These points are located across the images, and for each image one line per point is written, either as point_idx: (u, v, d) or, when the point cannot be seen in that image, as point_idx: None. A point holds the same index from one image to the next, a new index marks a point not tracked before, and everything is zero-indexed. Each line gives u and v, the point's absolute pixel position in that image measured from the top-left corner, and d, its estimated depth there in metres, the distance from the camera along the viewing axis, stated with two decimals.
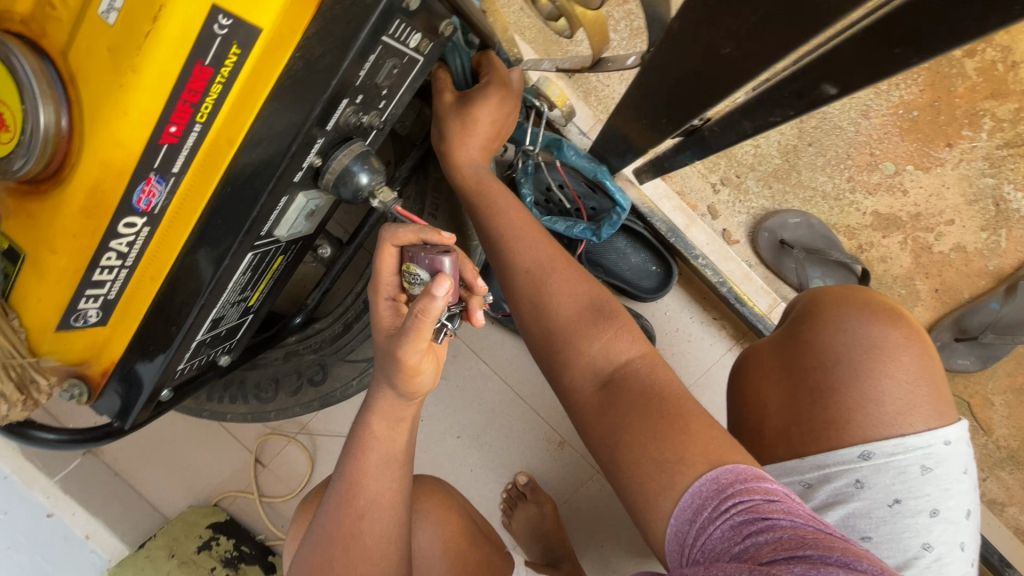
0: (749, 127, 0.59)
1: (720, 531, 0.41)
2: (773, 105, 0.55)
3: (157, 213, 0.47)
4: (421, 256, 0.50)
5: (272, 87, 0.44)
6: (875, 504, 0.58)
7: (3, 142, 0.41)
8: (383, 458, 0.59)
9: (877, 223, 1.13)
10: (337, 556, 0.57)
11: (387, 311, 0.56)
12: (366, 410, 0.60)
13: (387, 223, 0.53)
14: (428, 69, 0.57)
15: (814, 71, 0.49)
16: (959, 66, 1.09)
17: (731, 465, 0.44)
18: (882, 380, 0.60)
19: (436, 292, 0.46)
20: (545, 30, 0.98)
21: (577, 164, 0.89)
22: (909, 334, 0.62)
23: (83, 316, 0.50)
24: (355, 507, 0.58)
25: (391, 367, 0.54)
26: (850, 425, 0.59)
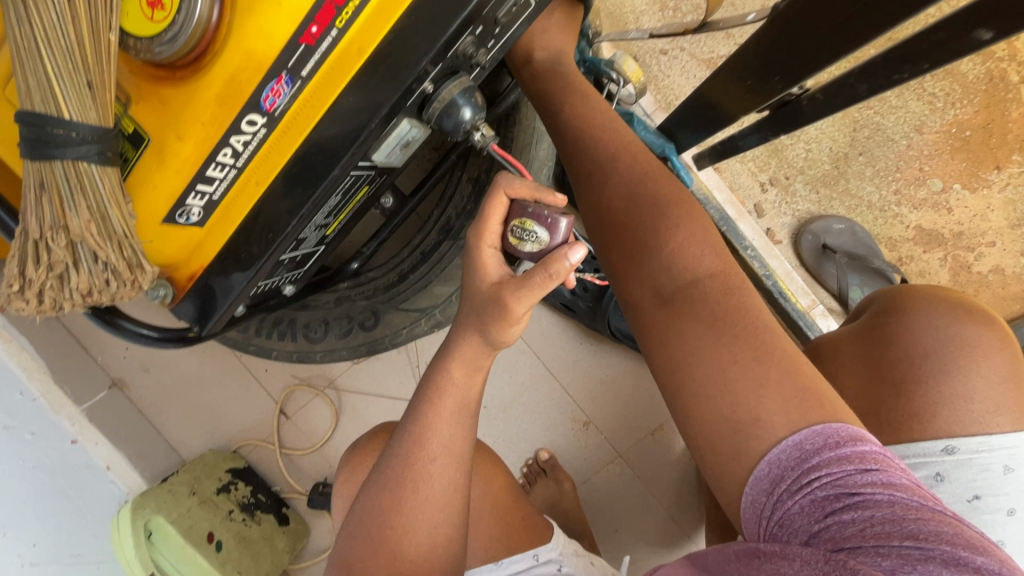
0: (865, 89, 0.58)
1: (800, 505, 0.41)
2: (902, 61, 0.53)
3: (278, 115, 0.48)
4: (542, 214, 0.51)
5: (410, 2, 0.47)
6: (952, 498, 0.60)
7: (155, 21, 0.43)
8: (458, 405, 0.56)
9: (920, 237, 1.15)
10: (404, 498, 0.55)
11: (491, 263, 0.53)
12: (444, 355, 0.57)
13: (502, 173, 0.53)
14: (536, 14, 0.58)
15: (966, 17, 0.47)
16: (1015, 91, 1.11)
17: (819, 427, 0.43)
18: (972, 378, 0.61)
19: (574, 257, 0.48)
20: (614, 15, 1.04)
21: (645, 137, 0.90)
22: (1001, 338, 0.63)
23: (186, 212, 0.51)
24: (427, 451, 0.55)
25: (486, 313, 0.52)
26: (935, 418, 0.60)
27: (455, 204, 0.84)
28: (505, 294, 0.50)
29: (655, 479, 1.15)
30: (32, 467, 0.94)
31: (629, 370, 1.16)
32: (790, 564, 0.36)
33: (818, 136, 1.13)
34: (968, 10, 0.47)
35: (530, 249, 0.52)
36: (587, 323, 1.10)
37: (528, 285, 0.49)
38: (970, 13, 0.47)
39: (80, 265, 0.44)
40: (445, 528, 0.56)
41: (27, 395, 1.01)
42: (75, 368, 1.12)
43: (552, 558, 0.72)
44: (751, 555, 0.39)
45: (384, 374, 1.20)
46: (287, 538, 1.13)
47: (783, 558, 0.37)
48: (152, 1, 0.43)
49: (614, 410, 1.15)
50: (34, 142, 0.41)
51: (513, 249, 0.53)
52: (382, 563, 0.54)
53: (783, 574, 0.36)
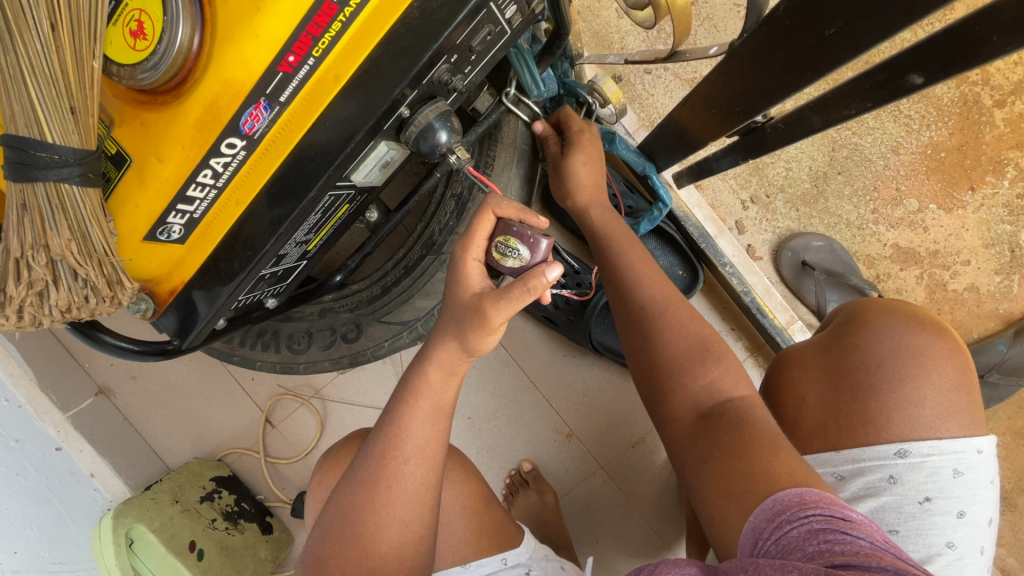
0: (819, 122, 0.59)
1: (795, 531, 0.42)
2: (851, 98, 0.56)
3: (257, 138, 0.50)
4: (526, 233, 0.52)
5: (385, 33, 0.49)
6: (905, 500, 0.61)
7: (137, 49, 0.44)
8: (433, 408, 0.57)
9: (896, 256, 1.17)
10: (377, 497, 0.56)
11: (474, 274, 0.55)
12: (423, 358, 0.58)
13: (492, 194, 0.55)
14: (512, 42, 0.60)
15: (904, 62, 0.49)
16: (988, 114, 1.14)
17: (821, 489, 0.46)
18: (925, 385, 0.63)
19: (550, 275, 0.49)
20: (599, 36, 1.06)
21: (627, 157, 0.92)
22: (953, 347, 0.65)
23: (167, 230, 0.53)
24: (401, 451, 0.56)
25: (465, 321, 0.54)
26: (889, 424, 0.62)
27: (439, 220, 0.86)
28: (485, 304, 0.52)
29: (637, 491, 1.16)
30: (15, 474, 0.94)
31: (611, 382, 1.17)
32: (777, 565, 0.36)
33: (798, 156, 1.16)
34: (908, 52, 0.49)
35: (512, 264, 0.53)
36: (569, 337, 1.11)
37: (506, 298, 0.51)
38: (906, 57, 0.49)
39: (60, 283, 0.46)
40: (416, 526, 0.57)
41: (14, 401, 1.02)
42: (62, 376, 1.12)
43: (521, 562, 0.74)
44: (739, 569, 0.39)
45: (370, 384, 1.21)
46: (269, 547, 1.13)
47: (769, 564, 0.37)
48: (135, 30, 0.44)
49: (597, 422, 1.16)
50: (17, 164, 0.42)
51: (497, 263, 0.55)
52: (354, 559, 0.56)
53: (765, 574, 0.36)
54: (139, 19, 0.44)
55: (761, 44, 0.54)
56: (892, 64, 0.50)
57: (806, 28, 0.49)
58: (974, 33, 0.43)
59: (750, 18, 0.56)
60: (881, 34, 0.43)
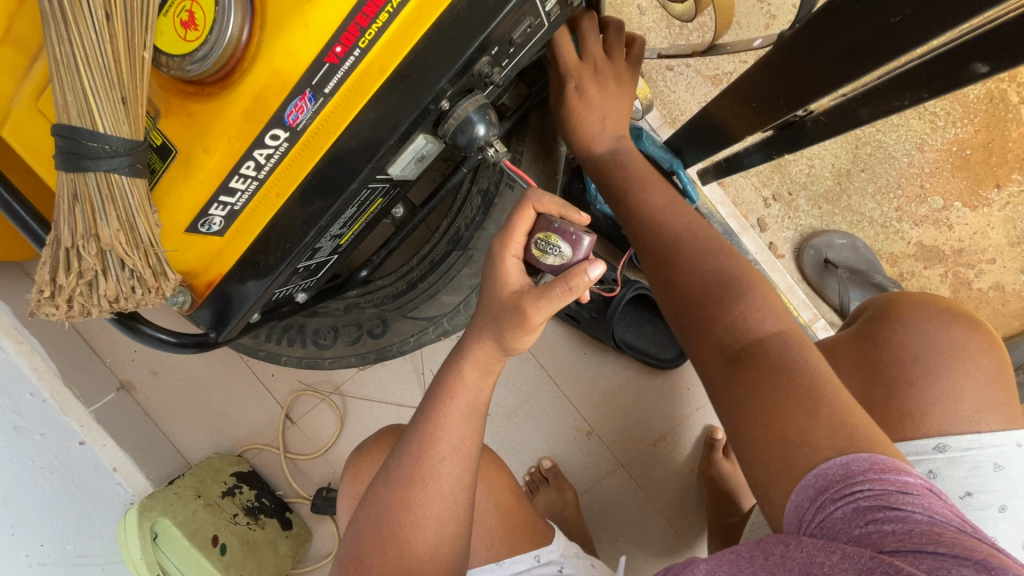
0: (866, 114, 0.60)
1: (842, 511, 0.40)
2: (901, 89, 0.55)
3: (300, 130, 0.50)
4: (567, 229, 0.52)
5: (430, 25, 0.49)
6: (946, 494, 0.61)
7: (187, 40, 0.44)
8: (468, 406, 0.57)
9: (921, 254, 1.16)
10: (412, 496, 0.56)
11: (512, 271, 0.55)
12: (457, 356, 0.58)
13: (531, 189, 0.54)
14: (550, 35, 0.59)
15: (965, 51, 0.48)
16: (1015, 111, 1.13)
17: (866, 453, 0.43)
18: (961, 378, 0.62)
19: (593, 273, 0.49)
20: (623, 32, 1.06)
21: (654, 154, 0.91)
22: (989, 340, 0.65)
23: (208, 222, 0.53)
24: (437, 451, 0.56)
25: (503, 319, 0.54)
26: (927, 417, 0.62)
27: (465, 216, 0.86)
28: (524, 302, 0.52)
29: (657, 489, 1.16)
30: (40, 467, 0.95)
31: (630, 381, 1.17)
32: (829, 556, 0.35)
33: (821, 153, 1.15)
34: (965, 43, 0.48)
35: (552, 261, 0.53)
36: (591, 334, 1.11)
37: (547, 296, 0.50)
38: (968, 46, 0.48)
39: (109, 273, 0.46)
40: (452, 525, 0.57)
41: (38, 396, 1.03)
42: (85, 370, 1.13)
43: (553, 559, 0.73)
44: (778, 542, 0.40)
45: (390, 381, 1.21)
46: (290, 544, 1.14)
47: (819, 552, 0.36)
48: (186, 21, 0.44)
49: (617, 420, 1.16)
50: (68, 154, 0.43)
51: (536, 261, 0.55)
52: (391, 558, 0.56)
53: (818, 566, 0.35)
54: (190, 9, 0.44)
55: (811, 36, 0.53)
56: (949, 55, 0.50)
57: (865, 17, 0.48)
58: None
59: (802, 10, 0.57)
60: (945, 24, 0.43)
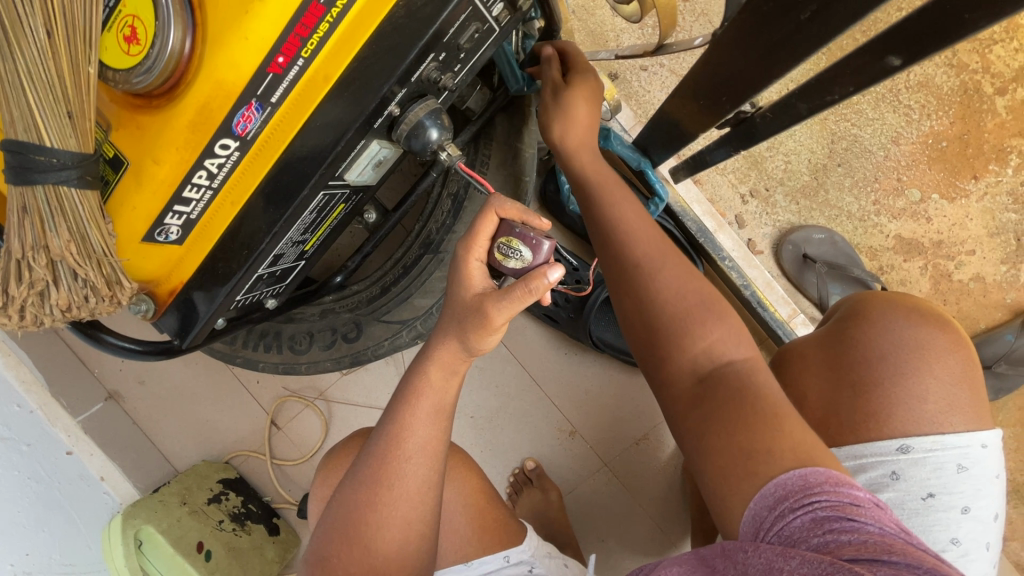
0: (805, 109, 0.59)
1: (800, 521, 0.41)
2: (832, 83, 0.56)
3: (250, 139, 0.51)
4: (528, 234, 0.52)
5: (372, 32, 0.50)
6: (908, 496, 0.61)
7: (131, 54, 0.46)
8: (433, 407, 0.57)
9: (900, 247, 1.16)
10: (378, 496, 0.55)
11: (476, 274, 0.54)
12: (423, 357, 0.57)
13: (495, 195, 0.54)
14: (501, 40, 0.60)
15: (882, 43, 0.49)
16: (989, 102, 1.13)
17: (822, 467, 0.44)
18: (926, 379, 0.62)
19: (552, 276, 0.49)
20: (594, 34, 1.07)
21: (622, 153, 0.92)
22: (954, 340, 0.64)
23: (165, 231, 0.54)
24: (403, 450, 0.56)
25: (465, 321, 0.53)
26: (891, 418, 0.61)
27: (437, 219, 0.87)
28: (486, 303, 0.51)
29: (642, 488, 1.16)
30: (27, 478, 0.96)
31: (612, 380, 1.17)
32: (789, 561, 0.36)
33: (797, 148, 1.15)
34: (881, 37, 0.49)
35: (515, 265, 0.53)
36: (569, 333, 1.11)
37: (508, 298, 0.50)
38: (883, 40, 0.48)
39: (60, 283, 0.47)
40: (419, 525, 0.57)
41: (25, 407, 1.05)
42: (73, 381, 1.15)
43: (524, 559, 0.73)
44: (739, 550, 0.40)
45: (374, 385, 1.21)
46: (276, 549, 1.15)
47: (778, 557, 0.37)
48: (129, 36, 0.46)
49: (600, 420, 1.16)
50: (16, 168, 0.44)
51: (500, 265, 0.54)
52: (355, 557, 0.56)
53: (777, 569, 0.36)
54: (133, 24, 0.45)
55: (740, 33, 0.54)
56: (867, 50, 0.50)
57: (782, 14, 0.49)
58: (950, 15, 0.43)
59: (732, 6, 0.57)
60: (853, 17, 0.43)
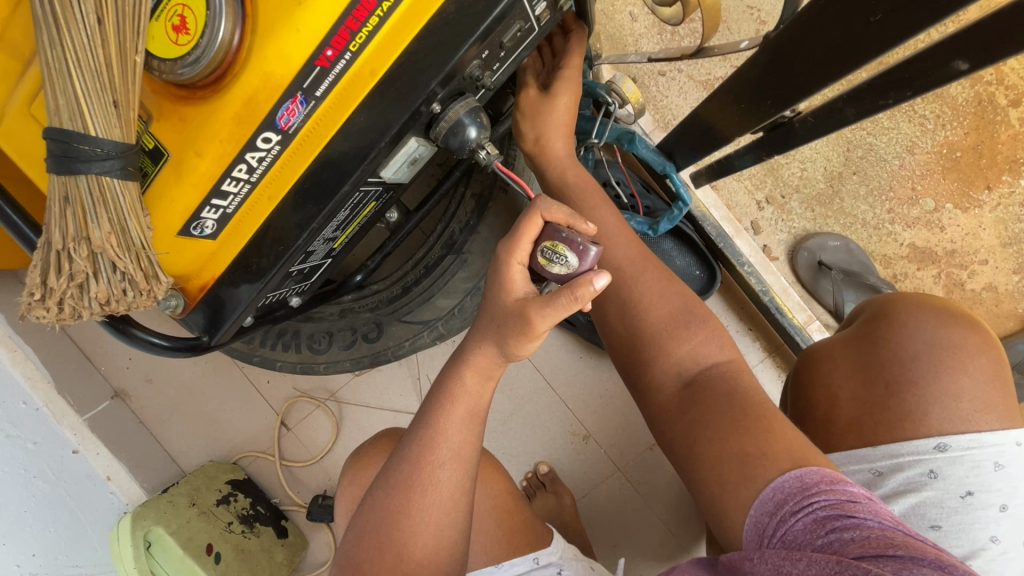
0: (853, 113, 0.60)
1: (801, 523, 0.42)
2: (887, 87, 0.56)
3: (292, 133, 0.51)
4: (575, 239, 0.50)
5: (420, 29, 0.49)
6: (947, 494, 0.60)
7: (178, 44, 0.45)
8: (467, 410, 0.54)
9: (913, 255, 1.17)
10: (412, 501, 0.53)
11: (518, 279, 0.51)
12: (458, 361, 0.55)
13: (539, 197, 0.52)
14: (540, 39, 0.60)
15: (947, 46, 0.49)
16: (1003, 114, 1.14)
17: (815, 468, 0.45)
18: (960, 378, 0.62)
19: (597, 284, 0.46)
20: (615, 38, 1.07)
21: (646, 155, 0.92)
22: (985, 340, 0.64)
23: (201, 225, 0.53)
24: (436, 456, 0.53)
25: (505, 325, 0.51)
26: (927, 417, 0.61)
27: (459, 220, 0.86)
28: (529, 309, 0.49)
29: (655, 494, 1.15)
30: (33, 476, 0.94)
31: (627, 385, 1.17)
32: (792, 561, 0.36)
33: (813, 156, 1.16)
34: (948, 39, 0.49)
35: (558, 270, 0.51)
36: (587, 337, 1.11)
37: (552, 304, 0.48)
38: (949, 43, 0.49)
39: (99, 276, 0.46)
40: (451, 530, 0.54)
41: (31, 405, 1.02)
42: (79, 380, 1.13)
43: (552, 561, 0.72)
44: (744, 559, 0.41)
45: (386, 387, 1.20)
46: (285, 551, 1.13)
47: (784, 560, 0.37)
48: (177, 25, 0.45)
49: (613, 424, 1.16)
50: (60, 157, 0.43)
51: (541, 269, 0.52)
52: (388, 562, 0.53)
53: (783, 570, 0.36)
54: (182, 13, 0.45)
55: (799, 32, 0.54)
56: (930, 54, 0.51)
57: (849, 14, 0.49)
58: (1018, 17, 0.43)
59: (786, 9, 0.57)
60: (929, 19, 0.44)
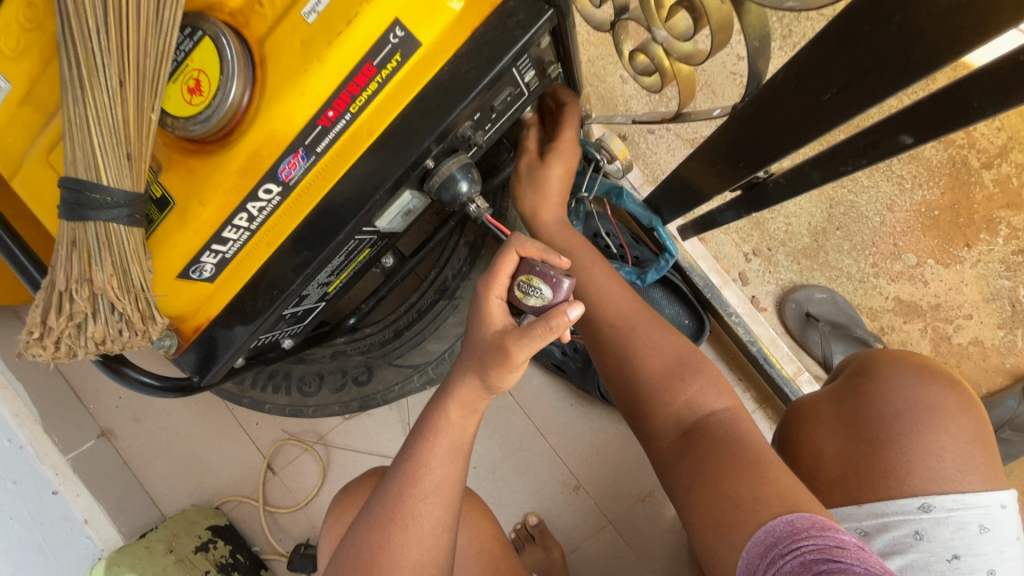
0: (819, 177, 0.63)
1: (789, 566, 0.42)
2: (846, 155, 0.59)
3: (292, 185, 0.54)
4: (549, 272, 0.51)
5: (416, 93, 0.53)
6: (933, 557, 0.60)
7: (192, 104, 0.49)
8: (453, 445, 0.54)
9: (899, 308, 1.19)
10: (393, 537, 0.51)
11: (496, 313, 0.52)
12: (444, 394, 0.55)
13: (514, 234, 0.53)
14: (530, 102, 0.65)
15: (896, 122, 0.53)
16: (977, 176, 1.18)
17: (809, 513, 0.45)
18: (942, 436, 0.62)
19: (571, 314, 0.47)
20: (605, 99, 1.14)
21: (633, 210, 0.96)
22: (966, 399, 0.65)
23: (200, 269, 0.56)
24: (419, 488, 0.52)
25: (487, 359, 0.51)
26: (910, 475, 0.61)
27: (452, 266, 0.89)
28: (507, 340, 0.49)
29: (648, 548, 1.12)
30: (9, 517, 0.93)
31: (619, 434, 1.15)
32: None
33: (797, 212, 1.19)
34: (895, 116, 0.53)
35: (534, 303, 0.51)
36: (577, 384, 1.11)
37: (529, 335, 0.48)
38: (898, 119, 0.52)
39: (98, 316, 0.47)
40: (432, 568, 0.52)
41: (15, 442, 1.03)
42: (66, 418, 1.13)
43: None
44: None
45: (375, 431, 1.19)
46: None
47: None
48: (192, 87, 0.49)
49: (605, 473, 1.14)
50: (72, 205, 0.46)
51: (520, 304, 0.53)
52: None
53: None
54: (197, 77, 0.49)
55: (764, 103, 0.57)
56: (880, 127, 0.54)
57: (804, 92, 0.53)
58: (958, 95, 0.47)
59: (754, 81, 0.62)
60: (873, 98, 0.47)
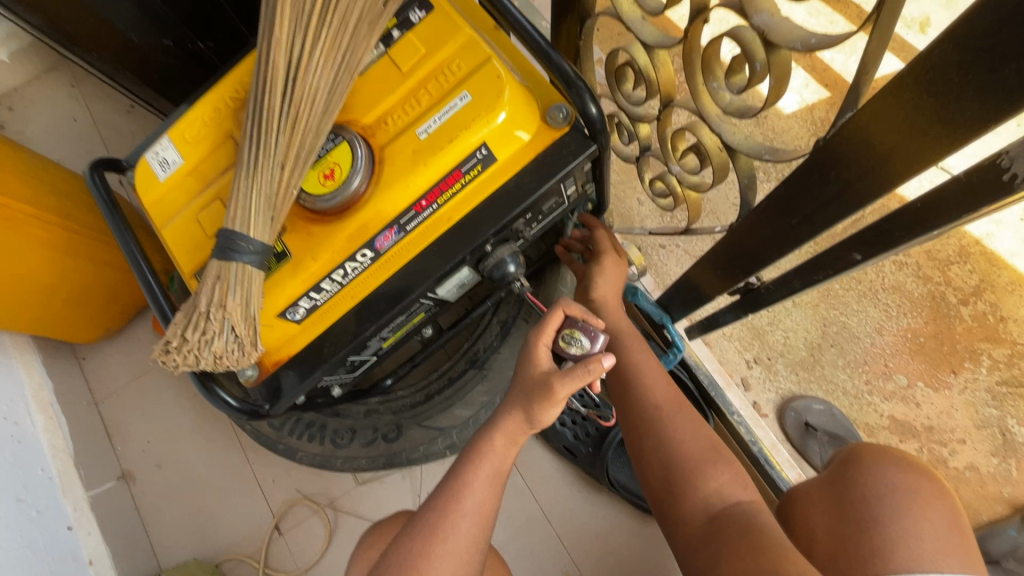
0: (800, 284, 0.76)
1: None
2: (816, 268, 0.73)
3: (383, 252, 0.68)
4: (588, 327, 0.64)
5: (489, 194, 0.69)
6: None
7: (325, 186, 0.65)
8: (492, 473, 0.62)
9: (894, 427, 1.26)
10: (433, 547, 0.58)
11: (543, 356, 0.63)
12: (489, 427, 0.63)
13: (561, 297, 0.66)
14: (569, 210, 0.81)
15: (849, 244, 0.67)
16: (955, 310, 1.31)
17: None
18: (919, 517, 0.67)
19: (605, 361, 0.58)
20: (625, 215, 1.34)
21: (646, 309, 1.12)
22: (940, 490, 0.71)
23: (294, 311, 0.69)
24: (461, 506, 0.60)
25: (532, 393, 0.61)
26: (895, 555, 0.64)
27: (484, 340, 1.01)
28: (552, 378, 0.60)
29: None
30: (23, 546, 0.95)
31: (624, 526, 1.17)
32: None
33: (794, 327, 1.32)
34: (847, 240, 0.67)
35: (575, 351, 0.63)
36: (586, 470, 1.16)
37: (571, 375, 0.59)
38: (849, 241, 0.66)
39: (222, 335, 0.60)
40: None
41: (47, 472, 1.09)
42: (94, 455, 1.19)
43: None
44: None
45: (386, 501, 1.20)
46: None
47: None
48: (327, 174, 0.66)
49: (608, 567, 1.14)
50: (223, 248, 0.59)
51: (562, 352, 0.65)
52: None
53: None
54: (332, 167, 0.66)
55: (752, 223, 0.72)
56: (839, 247, 0.68)
57: (780, 218, 0.67)
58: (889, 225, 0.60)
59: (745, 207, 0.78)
60: (830, 223, 0.61)
